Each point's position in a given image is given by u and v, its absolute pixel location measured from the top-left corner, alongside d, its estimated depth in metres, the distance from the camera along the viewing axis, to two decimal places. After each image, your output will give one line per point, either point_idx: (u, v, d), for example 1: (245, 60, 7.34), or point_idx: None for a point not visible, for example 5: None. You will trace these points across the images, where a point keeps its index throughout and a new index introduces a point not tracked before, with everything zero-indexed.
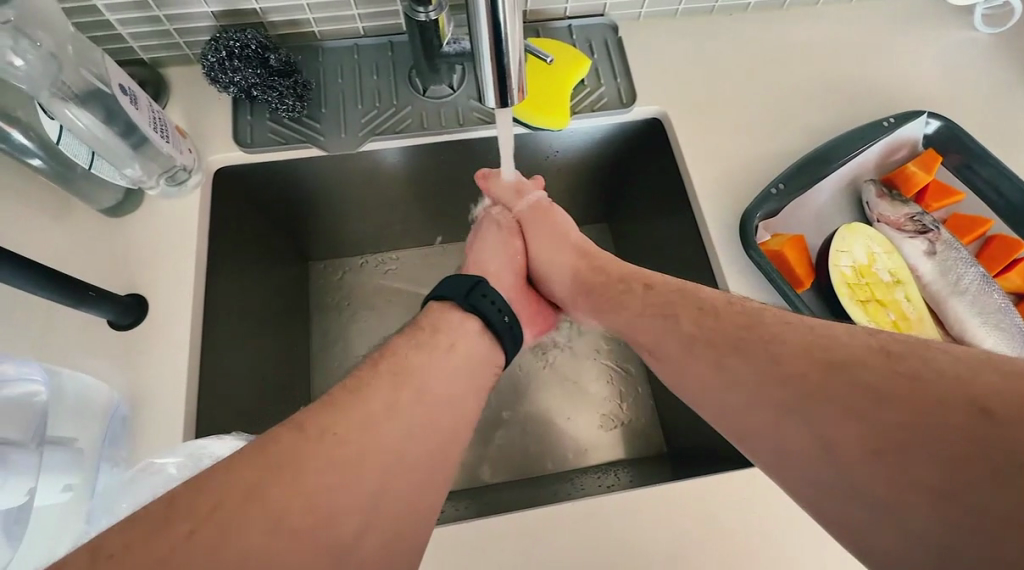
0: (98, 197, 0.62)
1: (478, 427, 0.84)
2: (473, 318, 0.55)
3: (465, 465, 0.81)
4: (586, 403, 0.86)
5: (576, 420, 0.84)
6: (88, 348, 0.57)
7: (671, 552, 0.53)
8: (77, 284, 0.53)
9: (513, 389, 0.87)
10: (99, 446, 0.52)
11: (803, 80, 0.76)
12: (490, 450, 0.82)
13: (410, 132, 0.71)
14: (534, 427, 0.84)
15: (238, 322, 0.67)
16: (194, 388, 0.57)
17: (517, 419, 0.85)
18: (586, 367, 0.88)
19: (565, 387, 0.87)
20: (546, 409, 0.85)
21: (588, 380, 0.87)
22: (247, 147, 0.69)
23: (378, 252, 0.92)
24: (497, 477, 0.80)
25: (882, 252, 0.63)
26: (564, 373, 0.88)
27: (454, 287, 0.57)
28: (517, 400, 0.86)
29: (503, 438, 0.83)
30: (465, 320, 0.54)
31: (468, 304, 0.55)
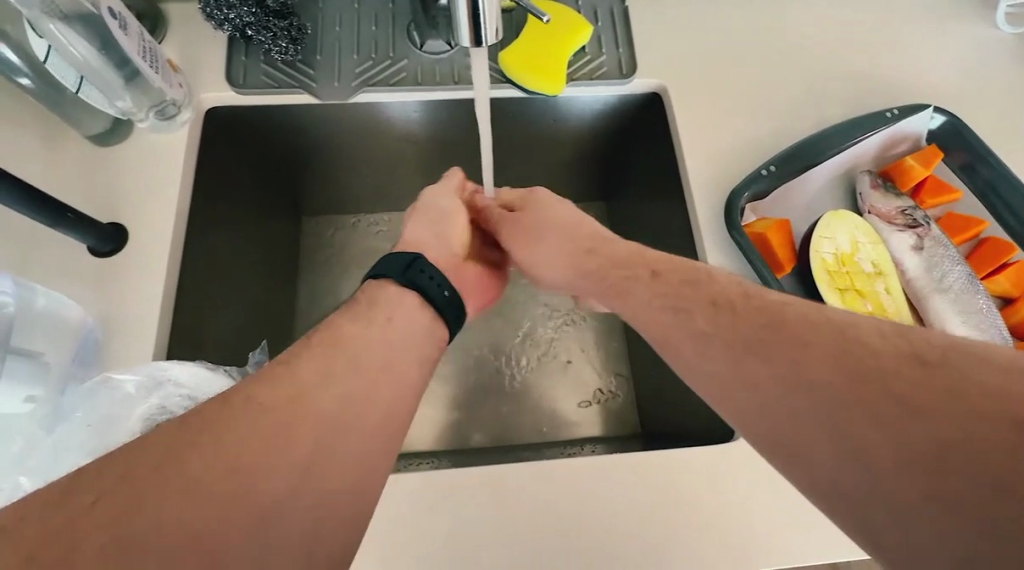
0: (86, 124, 0.63)
1: (454, 392, 0.84)
2: (409, 293, 0.50)
3: (436, 426, 0.82)
4: (565, 378, 0.85)
5: (554, 394, 0.84)
6: (67, 271, 0.58)
7: (625, 522, 0.53)
8: (56, 204, 0.53)
9: (494, 358, 0.87)
10: (67, 363, 0.52)
11: (812, 66, 0.74)
12: (463, 415, 0.83)
13: (403, 86, 0.71)
14: (510, 396, 0.84)
15: (222, 264, 0.68)
16: (165, 319, 0.57)
17: (494, 388, 0.85)
18: (566, 341, 0.88)
19: (546, 361, 0.87)
20: (524, 381, 0.85)
21: (566, 355, 0.87)
22: (239, 88, 0.69)
23: (372, 213, 0.93)
24: (467, 441, 0.81)
25: (869, 243, 0.62)
26: (546, 346, 0.88)
27: (390, 264, 0.52)
28: (497, 370, 0.86)
29: (476, 404, 0.84)
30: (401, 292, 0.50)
31: (405, 279, 0.51)
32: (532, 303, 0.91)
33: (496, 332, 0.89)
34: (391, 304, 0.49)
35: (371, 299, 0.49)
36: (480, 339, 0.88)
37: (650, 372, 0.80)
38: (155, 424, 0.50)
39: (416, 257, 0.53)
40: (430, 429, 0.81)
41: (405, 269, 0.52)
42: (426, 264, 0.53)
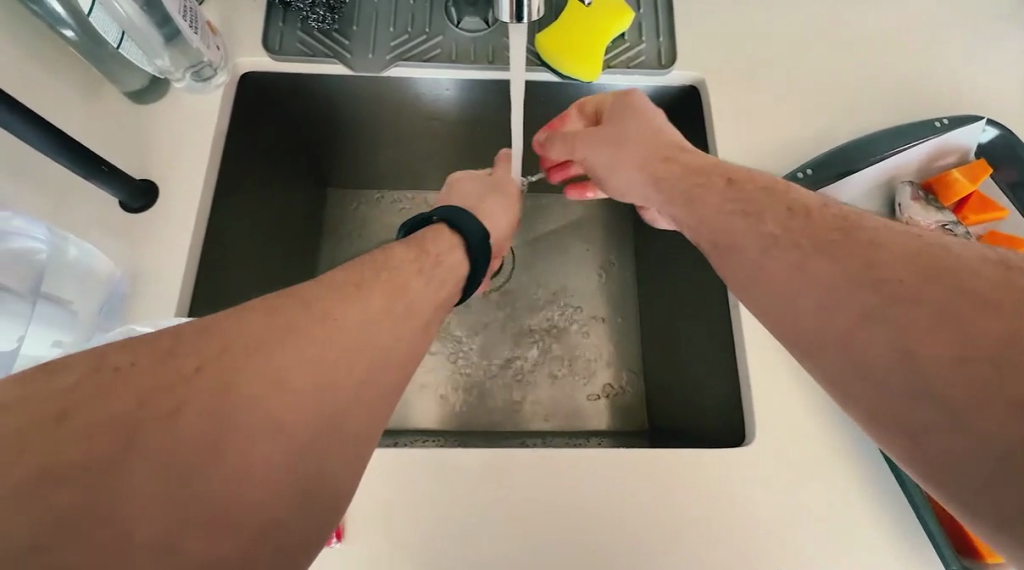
0: (125, 80, 0.63)
1: (466, 375, 0.85)
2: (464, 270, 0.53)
3: (445, 407, 0.82)
4: (576, 370, 0.85)
5: (564, 385, 0.84)
6: (99, 224, 0.59)
7: (626, 516, 0.53)
8: (92, 157, 0.54)
9: (507, 344, 0.87)
10: (95, 313, 0.54)
11: (860, 68, 0.71)
12: (472, 398, 0.83)
13: (438, 63, 0.70)
14: (520, 383, 0.84)
15: (248, 228, 0.69)
16: (190, 278, 0.59)
17: (504, 373, 0.85)
18: (582, 333, 0.88)
19: (558, 350, 0.86)
20: (536, 369, 0.85)
21: (579, 346, 0.87)
22: (274, 53, 0.69)
23: (397, 189, 0.93)
24: (475, 424, 0.81)
25: None
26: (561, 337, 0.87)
27: (471, 228, 0.55)
28: (510, 356, 0.86)
29: (485, 387, 0.84)
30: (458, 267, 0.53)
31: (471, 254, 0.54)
32: (549, 292, 0.90)
33: (513, 318, 0.89)
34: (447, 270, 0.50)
35: (438, 255, 0.51)
36: (495, 325, 0.88)
37: (662, 370, 0.79)
38: None
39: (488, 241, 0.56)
40: (438, 409, 0.82)
41: (481, 236, 0.54)
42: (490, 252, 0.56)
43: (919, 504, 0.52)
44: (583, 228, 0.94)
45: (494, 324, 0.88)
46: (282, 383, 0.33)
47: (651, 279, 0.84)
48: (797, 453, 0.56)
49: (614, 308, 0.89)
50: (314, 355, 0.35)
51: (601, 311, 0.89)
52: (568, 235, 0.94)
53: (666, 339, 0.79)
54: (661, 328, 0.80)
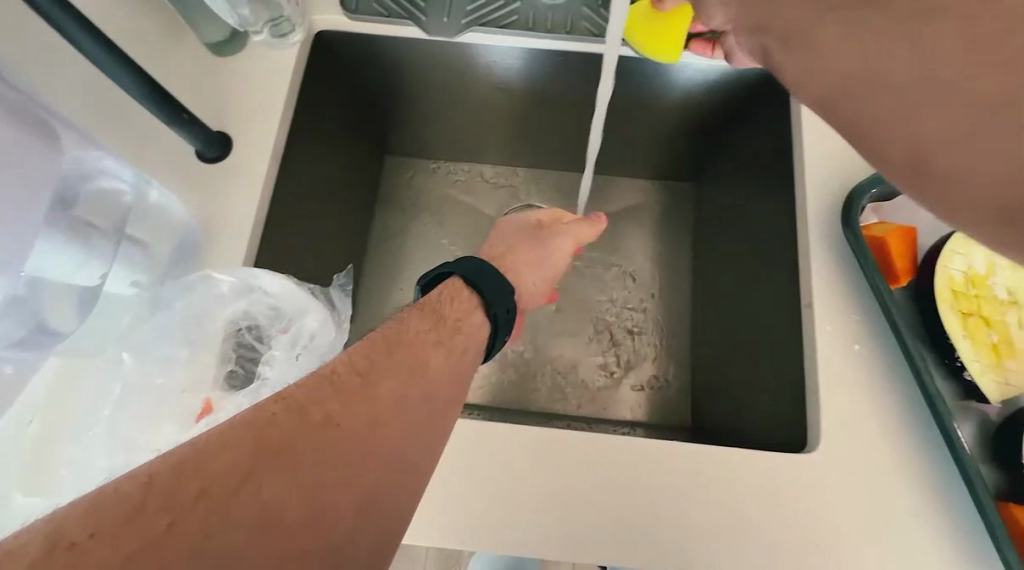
0: (206, 31, 0.64)
1: (508, 352, 0.84)
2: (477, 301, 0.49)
3: (485, 383, 0.82)
4: (621, 358, 0.83)
5: (607, 372, 0.83)
6: (173, 169, 0.60)
7: (671, 510, 0.51)
8: (174, 104, 0.55)
9: (552, 325, 0.86)
10: (168, 257, 0.55)
11: None
12: (512, 375, 0.83)
13: (514, 30, 0.68)
14: (561, 365, 0.83)
15: (313, 188, 0.70)
16: (255, 230, 0.59)
17: (547, 354, 0.84)
18: (639, 328, 0.85)
19: (604, 337, 0.85)
20: (579, 353, 0.84)
21: (635, 342, 0.84)
22: (351, 13, 0.68)
23: (453, 161, 0.92)
24: (514, 402, 0.81)
25: (1009, 267, 0.53)
26: (608, 323, 0.85)
27: (472, 267, 0.50)
28: (554, 336, 0.85)
29: (536, 374, 0.83)
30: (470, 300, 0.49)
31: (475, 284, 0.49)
32: (600, 276, 0.88)
33: (562, 299, 0.87)
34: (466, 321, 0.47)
35: (456, 319, 0.47)
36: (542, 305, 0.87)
37: (713, 367, 0.76)
38: (237, 329, 0.52)
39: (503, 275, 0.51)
40: (480, 384, 0.82)
41: (497, 301, 0.49)
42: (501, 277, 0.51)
43: (997, 529, 0.47)
44: (641, 215, 0.91)
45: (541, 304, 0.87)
46: (328, 447, 0.33)
47: (709, 271, 0.81)
48: (864, 470, 0.52)
49: (666, 298, 0.86)
50: (355, 416, 0.35)
51: (652, 300, 0.86)
52: (625, 220, 0.91)
53: (719, 335, 0.76)
54: (714, 324, 0.77)
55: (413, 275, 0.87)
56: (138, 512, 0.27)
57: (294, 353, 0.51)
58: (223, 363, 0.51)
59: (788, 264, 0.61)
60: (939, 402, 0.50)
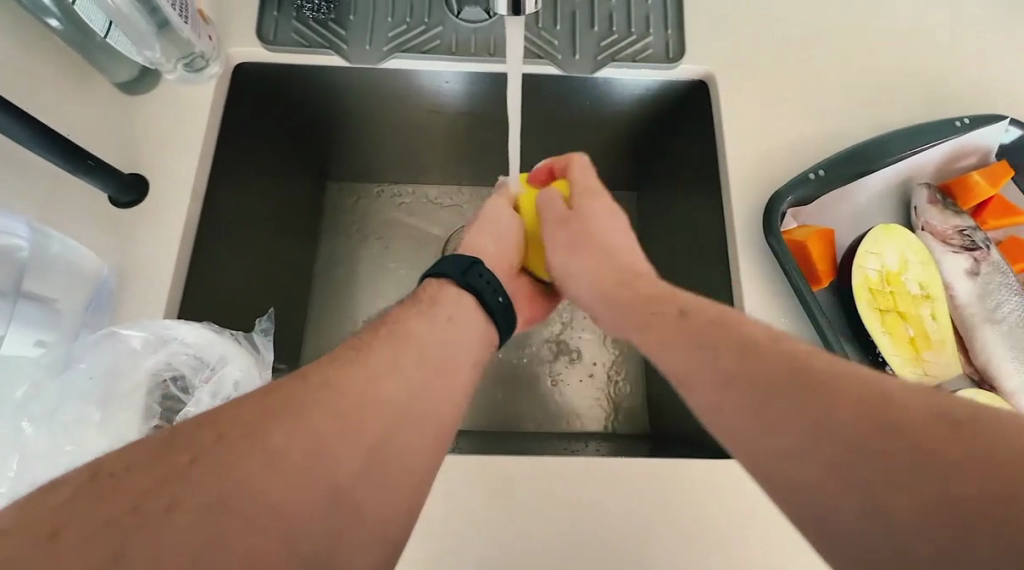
0: (114, 70, 0.62)
1: None
2: (466, 296, 0.52)
3: None
4: (578, 371, 0.83)
5: (564, 386, 0.82)
6: (86, 218, 0.58)
7: (621, 527, 0.51)
8: (76, 150, 0.52)
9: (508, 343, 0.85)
10: (79, 311, 0.52)
11: (878, 64, 0.68)
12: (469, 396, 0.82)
13: (437, 56, 0.68)
14: (519, 382, 0.83)
15: (244, 224, 0.68)
16: (177, 275, 0.57)
17: (504, 372, 0.83)
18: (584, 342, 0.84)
19: (560, 350, 0.85)
20: (535, 368, 0.83)
21: (588, 351, 0.85)
22: (269, 44, 0.67)
23: (396, 183, 0.91)
24: (473, 423, 0.80)
25: (919, 261, 0.56)
26: (563, 337, 0.85)
27: (452, 265, 0.53)
28: (510, 353, 0.84)
29: (490, 390, 0.82)
30: (459, 295, 0.51)
31: (463, 282, 0.52)
32: None
33: None
34: (450, 304, 0.50)
35: (433, 297, 0.51)
36: None
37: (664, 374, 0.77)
38: (160, 381, 0.50)
39: (476, 262, 0.54)
40: None
41: (463, 272, 0.53)
42: (486, 269, 0.54)
43: None
44: None
45: None
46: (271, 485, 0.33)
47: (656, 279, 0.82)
48: None
49: None
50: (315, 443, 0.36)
51: None
52: None
53: None
54: None
55: (360, 302, 0.85)
56: (87, 537, 0.29)
57: (217, 403, 0.49)
58: (146, 419, 0.48)
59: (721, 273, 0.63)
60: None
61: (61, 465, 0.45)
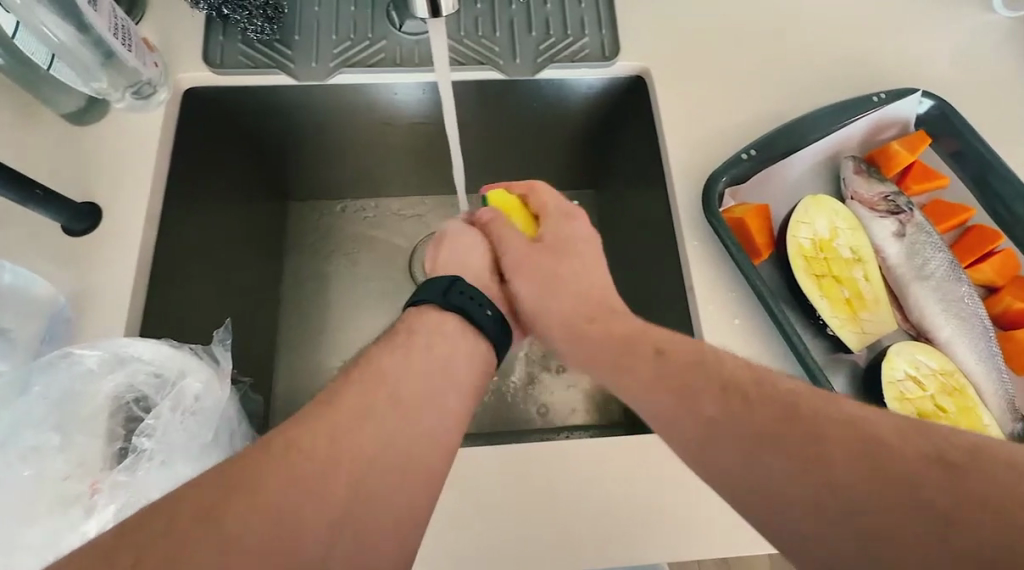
0: (61, 101, 0.62)
1: None
2: (450, 315, 0.49)
3: None
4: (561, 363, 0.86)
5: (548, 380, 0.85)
6: (40, 249, 0.58)
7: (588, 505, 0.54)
8: (24, 180, 0.53)
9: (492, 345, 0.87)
10: (36, 341, 0.53)
11: (804, 50, 0.73)
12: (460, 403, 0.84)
13: (382, 68, 0.70)
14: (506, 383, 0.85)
15: (208, 247, 0.69)
16: (136, 299, 0.57)
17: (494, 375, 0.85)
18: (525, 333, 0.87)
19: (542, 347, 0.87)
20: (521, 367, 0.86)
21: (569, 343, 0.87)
22: (217, 68, 0.68)
23: (357, 198, 0.93)
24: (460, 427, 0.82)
25: (848, 228, 0.60)
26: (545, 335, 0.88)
27: (430, 289, 0.51)
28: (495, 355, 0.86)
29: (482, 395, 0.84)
30: (442, 316, 0.49)
31: (443, 302, 0.50)
32: None
33: None
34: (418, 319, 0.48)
35: (409, 326, 0.48)
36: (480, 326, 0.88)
37: None
38: (121, 402, 0.50)
39: (455, 280, 0.52)
40: None
41: (444, 294, 0.50)
42: (465, 284, 0.52)
43: None
44: None
45: None
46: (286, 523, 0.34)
47: (617, 270, 0.85)
48: None
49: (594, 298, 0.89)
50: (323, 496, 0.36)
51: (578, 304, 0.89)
52: None
53: None
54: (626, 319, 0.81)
55: (329, 317, 0.86)
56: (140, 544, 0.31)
57: (179, 417, 0.49)
58: (109, 441, 0.49)
59: (672, 256, 0.65)
60: (808, 358, 0.54)
61: (18, 492, 0.45)
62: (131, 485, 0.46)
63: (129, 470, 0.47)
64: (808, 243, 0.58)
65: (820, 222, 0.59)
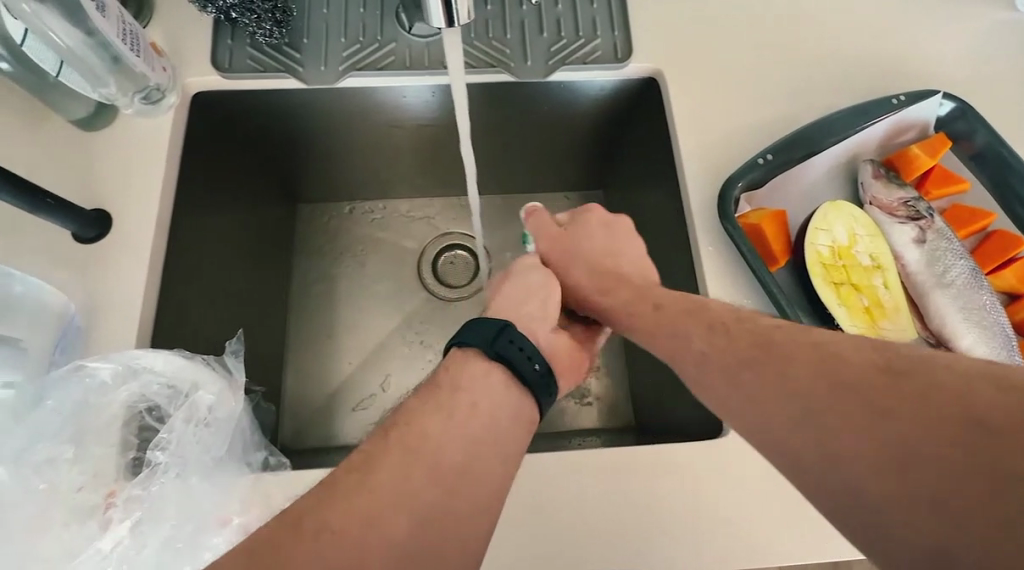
0: (69, 106, 0.62)
1: None
2: (499, 368, 0.47)
3: None
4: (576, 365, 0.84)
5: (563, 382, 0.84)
6: (51, 258, 0.58)
7: (603, 517, 0.54)
8: (35, 190, 0.52)
9: None
10: (49, 351, 0.53)
11: (820, 49, 0.71)
12: None
13: (392, 71, 0.70)
14: None
15: (216, 253, 0.68)
16: (148, 307, 0.57)
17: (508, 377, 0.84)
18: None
19: None
20: None
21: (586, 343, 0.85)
22: (225, 72, 0.68)
23: (365, 199, 0.92)
24: None
25: (867, 234, 0.59)
26: None
27: (475, 333, 0.48)
28: None
29: None
30: (489, 369, 0.46)
31: (494, 352, 0.47)
32: None
33: None
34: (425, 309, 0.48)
35: (453, 382, 0.45)
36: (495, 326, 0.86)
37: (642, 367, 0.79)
38: (135, 412, 0.50)
39: (506, 326, 0.49)
40: None
41: (491, 342, 0.48)
42: (516, 331, 0.49)
43: None
44: None
45: None
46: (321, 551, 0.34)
47: None
48: None
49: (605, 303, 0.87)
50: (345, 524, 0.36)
51: None
52: None
53: None
54: None
55: (339, 321, 0.86)
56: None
57: (191, 429, 0.49)
58: (123, 452, 0.49)
59: (685, 260, 0.64)
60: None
61: (33, 506, 0.45)
62: (146, 499, 0.46)
63: (142, 483, 0.47)
64: (825, 250, 0.57)
65: (839, 228, 0.58)
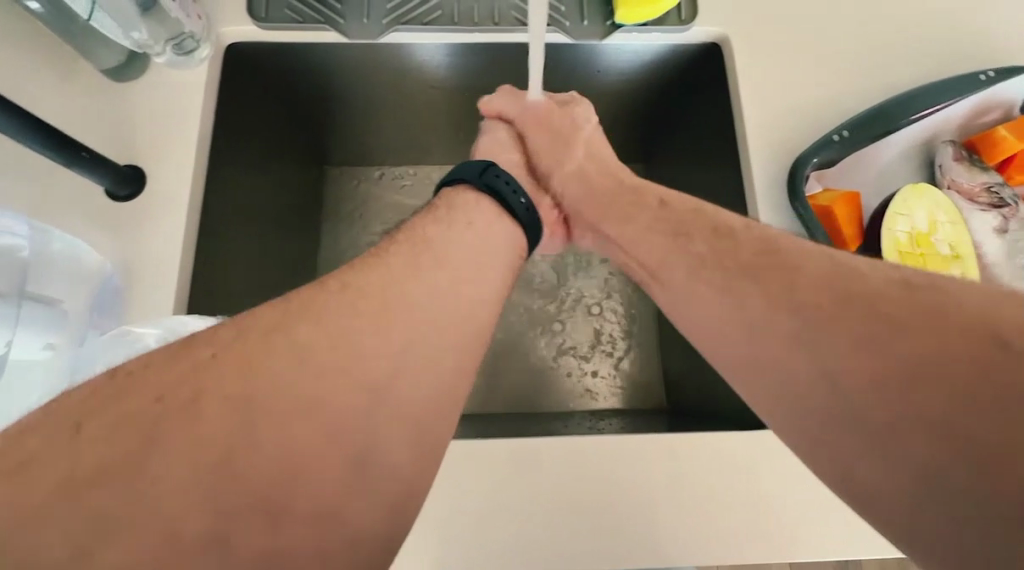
0: (101, 56, 0.58)
1: (498, 363, 0.81)
2: (487, 203, 0.53)
3: (480, 396, 0.80)
4: (614, 367, 0.81)
5: (598, 380, 0.81)
6: (83, 214, 0.55)
7: (653, 507, 0.51)
8: (70, 142, 0.49)
9: (547, 334, 0.83)
10: (86, 312, 0.51)
11: (898, 19, 0.66)
12: (504, 387, 0.80)
13: (439, 26, 0.65)
14: (554, 374, 0.81)
15: (245, 214, 0.65)
16: (184, 271, 0.55)
17: (541, 365, 0.81)
18: (608, 321, 0.84)
19: (595, 347, 0.82)
20: (574, 363, 0.81)
21: (627, 346, 0.83)
22: (261, 22, 0.63)
23: (395, 165, 0.88)
24: (500, 408, 0.79)
25: (948, 221, 0.56)
26: (602, 334, 0.83)
27: (468, 168, 0.55)
28: (547, 346, 0.82)
29: (532, 382, 0.80)
30: (479, 204, 0.52)
31: (481, 183, 0.54)
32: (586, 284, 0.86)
33: (562, 310, 0.84)
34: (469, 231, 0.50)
35: (449, 203, 0.52)
36: (538, 312, 0.84)
37: (681, 349, 0.76)
38: None
39: (490, 165, 0.56)
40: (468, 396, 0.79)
41: (480, 173, 0.55)
42: (500, 170, 0.56)
43: None
44: None
45: (533, 316, 0.84)
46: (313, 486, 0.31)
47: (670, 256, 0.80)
48: None
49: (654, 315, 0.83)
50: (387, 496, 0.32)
51: (641, 315, 0.84)
52: None
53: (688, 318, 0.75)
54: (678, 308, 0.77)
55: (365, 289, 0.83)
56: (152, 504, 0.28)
57: None
58: None
59: None
60: None
61: None
62: None
63: None
64: (903, 234, 0.54)
65: (920, 214, 0.55)
